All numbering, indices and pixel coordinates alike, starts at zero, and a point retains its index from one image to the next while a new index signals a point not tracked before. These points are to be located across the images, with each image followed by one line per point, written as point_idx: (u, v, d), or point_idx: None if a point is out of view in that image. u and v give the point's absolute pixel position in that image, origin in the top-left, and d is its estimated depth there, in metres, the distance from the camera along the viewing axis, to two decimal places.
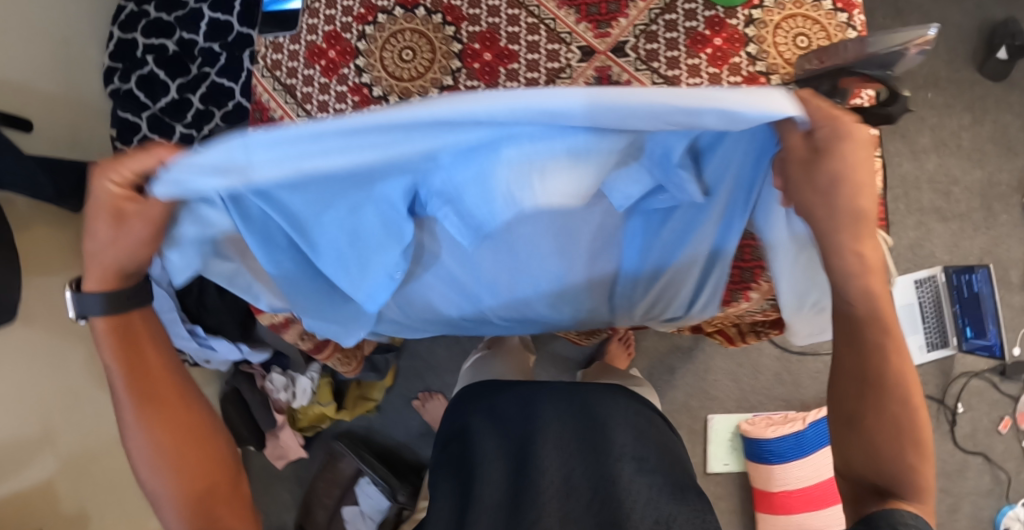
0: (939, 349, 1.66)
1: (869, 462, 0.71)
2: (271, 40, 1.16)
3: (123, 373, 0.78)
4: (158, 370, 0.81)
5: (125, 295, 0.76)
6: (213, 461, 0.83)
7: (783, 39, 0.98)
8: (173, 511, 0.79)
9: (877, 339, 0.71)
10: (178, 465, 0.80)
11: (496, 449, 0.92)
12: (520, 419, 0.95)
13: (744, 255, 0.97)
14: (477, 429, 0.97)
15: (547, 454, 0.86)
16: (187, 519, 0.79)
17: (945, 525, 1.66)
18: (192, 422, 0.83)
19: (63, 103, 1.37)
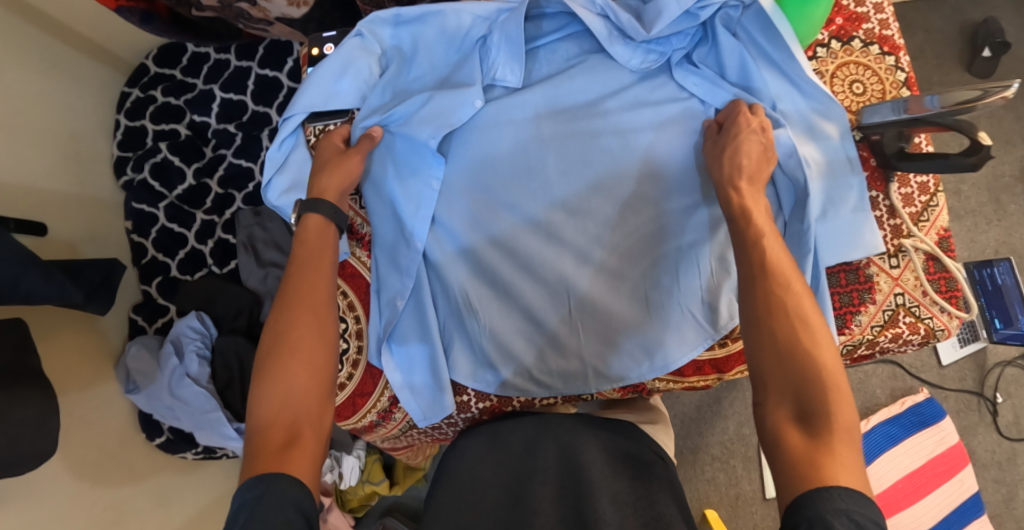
0: (971, 343, 1.70)
1: (791, 405, 0.65)
2: (321, 127, 0.95)
3: (302, 246, 0.83)
4: (312, 292, 0.80)
5: (327, 224, 0.85)
6: (316, 372, 0.75)
7: (841, 88, 0.90)
8: (260, 385, 0.73)
9: (792, 287, 0.69)
10: (290, 399, 0.72)
11: (492, 474, 0.84)
12: (519, 456, 0.85)
13: (839, 280, 0.87)
14: (474, 452, 0.88)
15: (545, 505, 0.74)
16: (266, 423, 0.71)
17: (1004, 515, 1.66)
18: (321, 308, 0.79)
19: (76, 204, 1.30)
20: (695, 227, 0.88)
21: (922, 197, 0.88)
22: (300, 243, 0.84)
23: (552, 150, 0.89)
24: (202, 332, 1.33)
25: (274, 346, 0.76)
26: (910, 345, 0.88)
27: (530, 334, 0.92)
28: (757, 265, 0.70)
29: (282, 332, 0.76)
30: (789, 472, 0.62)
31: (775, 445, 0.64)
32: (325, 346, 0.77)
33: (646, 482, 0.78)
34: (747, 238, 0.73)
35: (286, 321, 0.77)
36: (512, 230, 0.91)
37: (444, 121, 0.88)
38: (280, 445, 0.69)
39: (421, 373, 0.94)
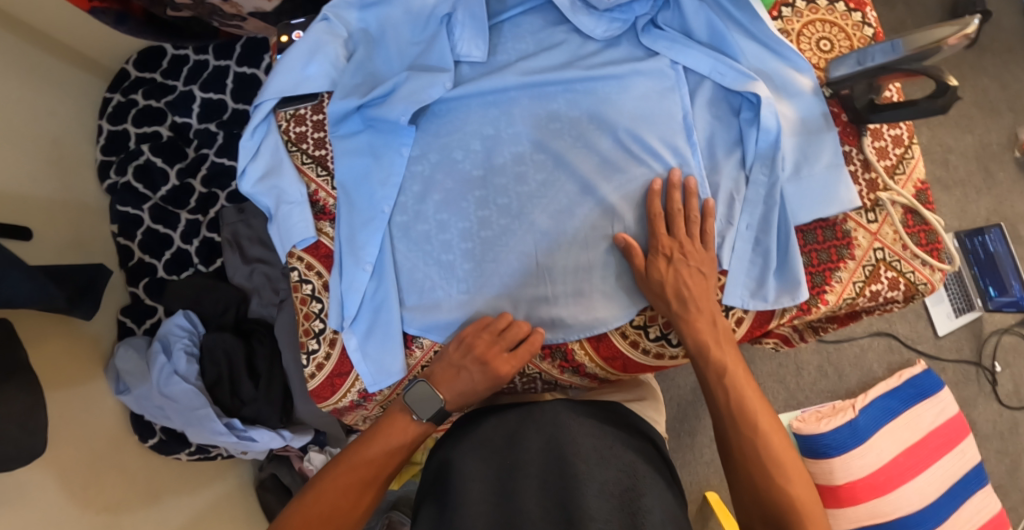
0: (968, 312, 1.69)
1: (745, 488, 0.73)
2: (291, 112, 0.95)
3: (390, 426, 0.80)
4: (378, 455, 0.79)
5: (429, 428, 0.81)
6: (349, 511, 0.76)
7: (808, 46, 0.88)
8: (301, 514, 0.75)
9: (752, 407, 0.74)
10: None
11: (477, 468, 0.77)
12: (504, 449, 0.79)
13: (815, 236, 0.84)
14: (457, 452, 0.81)
15: (531, 502, 0.71)
16: None
17: (1008, 486, 1.68)
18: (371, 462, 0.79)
19: (62, 208, 1.30)
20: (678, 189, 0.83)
21: (896, 149, 0.89)
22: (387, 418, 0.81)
23: (518, 115, 0.86)
24: (190, 329, 1.32)
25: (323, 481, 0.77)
26: (891, 302, 0.87)
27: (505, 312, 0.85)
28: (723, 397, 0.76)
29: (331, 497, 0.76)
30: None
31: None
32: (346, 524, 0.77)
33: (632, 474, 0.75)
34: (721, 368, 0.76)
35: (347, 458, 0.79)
36: (483, 198, 0.86)
37: (408, 97, 0.85)
38: None
39: (388, 356, 0.86)
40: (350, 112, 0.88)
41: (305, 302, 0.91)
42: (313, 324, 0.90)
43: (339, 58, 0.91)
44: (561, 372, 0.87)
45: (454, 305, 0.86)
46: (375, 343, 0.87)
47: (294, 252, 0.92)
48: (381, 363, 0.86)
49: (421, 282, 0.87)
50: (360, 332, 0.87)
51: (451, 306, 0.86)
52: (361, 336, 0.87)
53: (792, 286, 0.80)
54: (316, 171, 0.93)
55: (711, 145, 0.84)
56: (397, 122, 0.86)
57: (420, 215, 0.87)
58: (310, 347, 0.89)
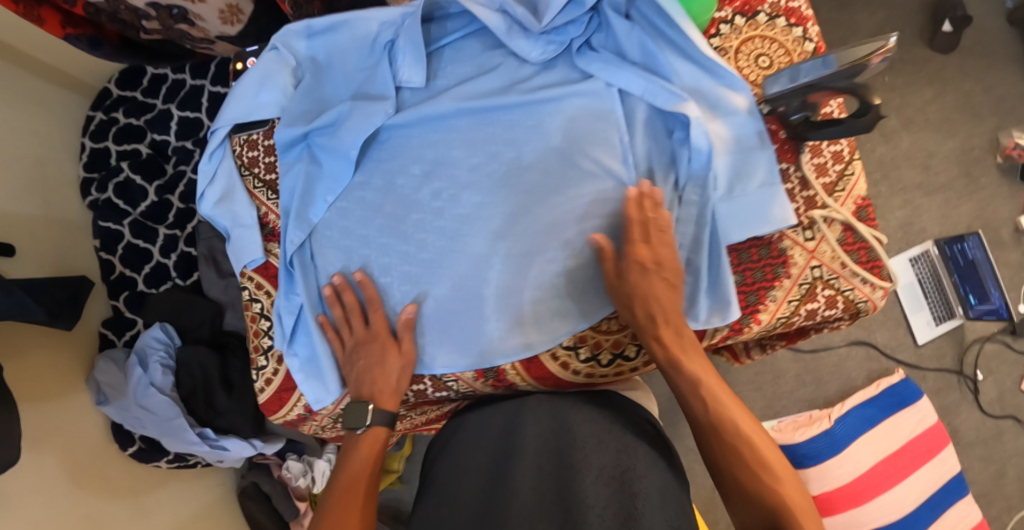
0: (949, 320, 1.67)
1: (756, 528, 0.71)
2: (245, 138, 0.98)
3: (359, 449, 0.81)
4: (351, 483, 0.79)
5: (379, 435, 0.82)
6: None
7: (745, 62, 0.89)
8: None
9: (739, 432, 0.74)
10: None
11: (471, 463, 0.80)
12: (499, 440, 0.80)
13: (751, 255, 0.85)
14: (455, 450, 0.83)
15: (523, 485, 0.72)
16: None
17: (992, 494, 1.66)
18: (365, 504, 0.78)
19: (45, 226, 1.34)
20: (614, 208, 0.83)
21: (836, 165, 0.88)
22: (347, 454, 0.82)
23: (455, 140, 0.88)
24: (166, 342, 1.35)
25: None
26: (829, 318, 0.87)
27: (437, 333, 0.87)
28: (704, 418, 0.75)
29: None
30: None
31: None
32: None
33: (630, 455, 0.74)
34: (705, 399, 0.75)
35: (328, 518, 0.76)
36: (419, 222, 0.88)
37: (353, 128, 0.88)
38: None
39: (327, 377, 0.89)
40: (296, 140, 0.92)
41: (255, 320, 0.95)
42: (262, 341, 0.93)
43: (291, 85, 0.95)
44: (496, 389, 0.89)
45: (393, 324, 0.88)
46: (317, 367, 0.89)
47: (246, 271, 0.96)
48: (321, 381, 0.89)
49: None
50: (301, 354, 0.90)
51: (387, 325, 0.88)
52: (302, 356, 0.90)
53: (716, 309, 0.81)
54: (266, 195, 0.97)
55: (646, 164, 0.84)
56: (344, 150, 0.89)
57: (361, 238, 0.90)
58: (260, 364, 0.93)
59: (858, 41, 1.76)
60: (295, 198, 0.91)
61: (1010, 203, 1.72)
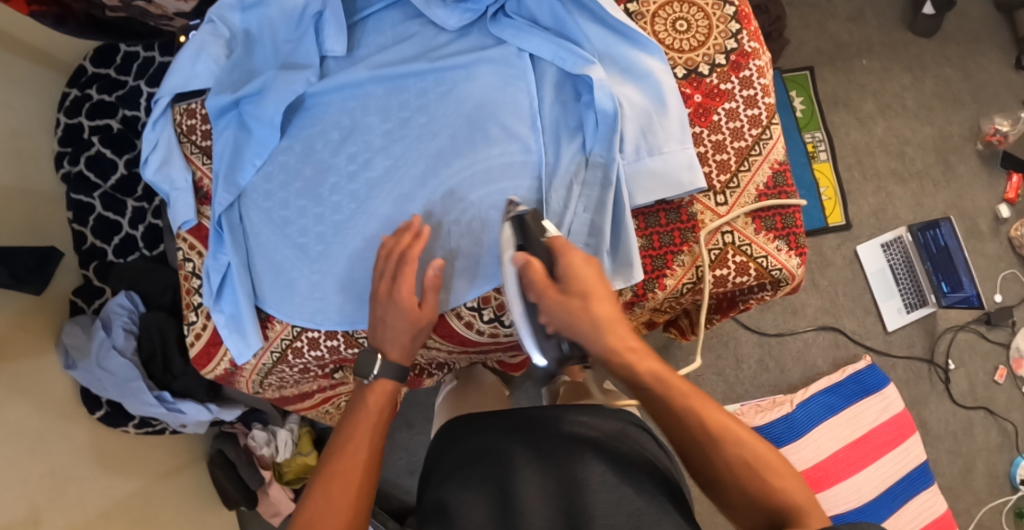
0: (920, 308, 1.64)
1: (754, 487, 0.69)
2: (186, 107, 1.01)
3: (371, 394, 0.81)
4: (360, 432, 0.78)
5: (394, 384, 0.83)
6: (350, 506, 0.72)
7: (663, 27, 0.89)
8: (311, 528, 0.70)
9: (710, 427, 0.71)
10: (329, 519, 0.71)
11: (477, 487, 0.79)
12: (496, 457, 0.81)
13: (659, 219, 0.85)
14: (455, 472, 0.82)
15: (532, 514, 0.74)
16: None
17: (960, 488, 1.62)
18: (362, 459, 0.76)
19: (18, 196, 1.38)
20: (521, 172, 0.85)
21: (753, 130, 0.88)
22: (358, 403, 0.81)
23: (374, 107, 0.90)
24: (131, 308, 1.41)
25: (317, 490, 0.73)
26: (739, 284, 0.88)
27: (352, 293, 0.89)
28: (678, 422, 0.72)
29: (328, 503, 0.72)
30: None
31: None
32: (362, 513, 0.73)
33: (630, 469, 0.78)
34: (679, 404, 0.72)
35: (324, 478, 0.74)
36: (337, 186, 0.90)
37: (276, 95, 0.90)
38: None
39: (249, 334, 0.91)
40: (227, 108, 0.93)
41: (188, 278, 0.98)
42: (193, 298, 0.96)
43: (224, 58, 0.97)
44: None
45: (308, 285, 0.90)
46: (240, 326, 0.92)
47: (181, 233, 0.99)
48: (243, 336, 0.92)
49: (285, 264, 0.91)
50: (227, 310, 0.93)
51: (305, 283, 0.90)
52: (226, 314, 0.93)
53: (622, 264, 0.82)
54: (201, 158, 1.00)
55: (554, 129, 0.85)
56: (270, 118, 0.91)
57: (282, 202, 0.92)
58: (190, 319, 0.96)
59: (836, 25, 1.74)
60: (223, 161, 0.93)
61: (988, 192, 1.68)
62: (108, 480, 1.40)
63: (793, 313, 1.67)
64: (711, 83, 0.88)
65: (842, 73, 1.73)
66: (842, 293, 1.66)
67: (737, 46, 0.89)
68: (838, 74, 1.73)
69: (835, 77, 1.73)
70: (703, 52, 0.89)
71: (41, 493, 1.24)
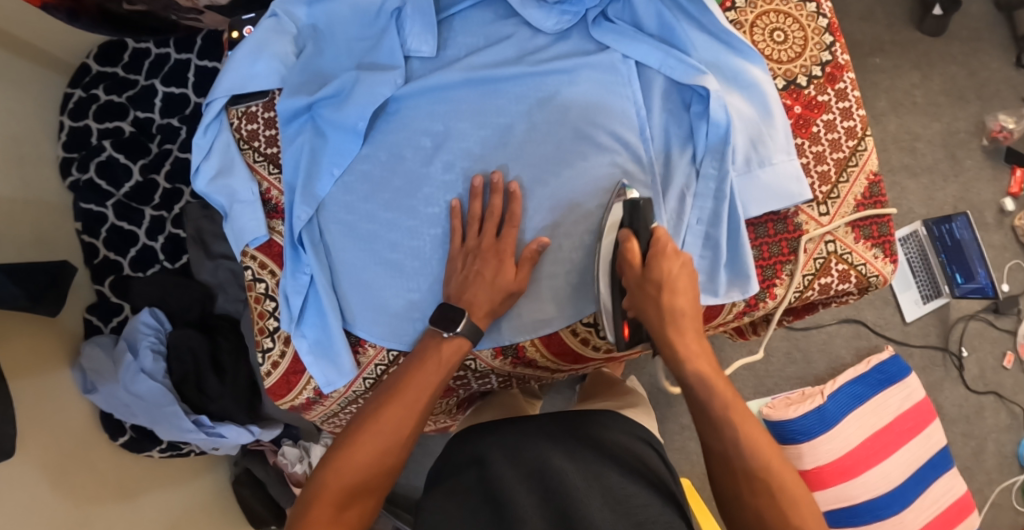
0: (933, 299, 1.70)
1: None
2: (243, 109, 0.94)
3: (435, 350, 0.77)
4: (413, 384, 0.75)
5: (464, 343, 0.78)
6: (375, 462, 0.70)
7: (762, 37, 0.88)
8: (329, 475, 0.69)
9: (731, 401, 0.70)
10: (350, 468, 0.69)
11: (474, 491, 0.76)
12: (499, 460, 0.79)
13: (767, 229, 0.85)
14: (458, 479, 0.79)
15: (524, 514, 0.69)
16: (336, 496, 0.67)
17: (974, 467, 1.71)
18: (405, 410, 0.73)
19: (24, 208, 1.27)
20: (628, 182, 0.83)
21: (849, 141, 0.88)
22: (419, 357, 0.77)
23: (468, 113, 0.85)
24: (157, 327, 1.31)
25: (348, 437, 0.71)
26: (837, 293, 0.89)
27: None
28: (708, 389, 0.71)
29: (353, 454, 0.70)
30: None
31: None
32: (387, 471, 0.71)
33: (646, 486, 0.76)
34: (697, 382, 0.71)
35: (361, 417, 0.73)
36: (430, 198, 0.86)
37: (361, 100, 0.84)
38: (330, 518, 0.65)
39: (338, 357, 0.86)
40: (300, 112, 0.87)
41: (259, 300, 0.91)
42: (267, 322, 0.89)
43: (291, 57, 0.90)
44: (514, 367, 0.87)
45: (402, 303, 0.85)
46: (326, 349, 0.86)
47: (248, 250, 0.92)
48: (332, 362, 0.86)
49: (374, 282, 0.86)
50: (310, 335, 0.87)
51: (399, 302, 0.86)
52: (307, 336, 0.87)
53: (737, 279, 0.82)
54: (266, 167, 0.93)
55: (662, 137, 0.84)
56: (354, 126, 0.85)
57: (366, 216, 0.87)
58: (265, 345, 0.89)
59: (849, 24, 1.78)
60: (299, 172, 0.87)
61: (993, 185, 1.76)
62: (138, 513, 1.30)
63: None
64: (809, 94, 0.88)
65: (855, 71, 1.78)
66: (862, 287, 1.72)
67: (831, 58, 0.89)
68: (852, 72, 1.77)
69: None
70: (801, 63, 0.88)
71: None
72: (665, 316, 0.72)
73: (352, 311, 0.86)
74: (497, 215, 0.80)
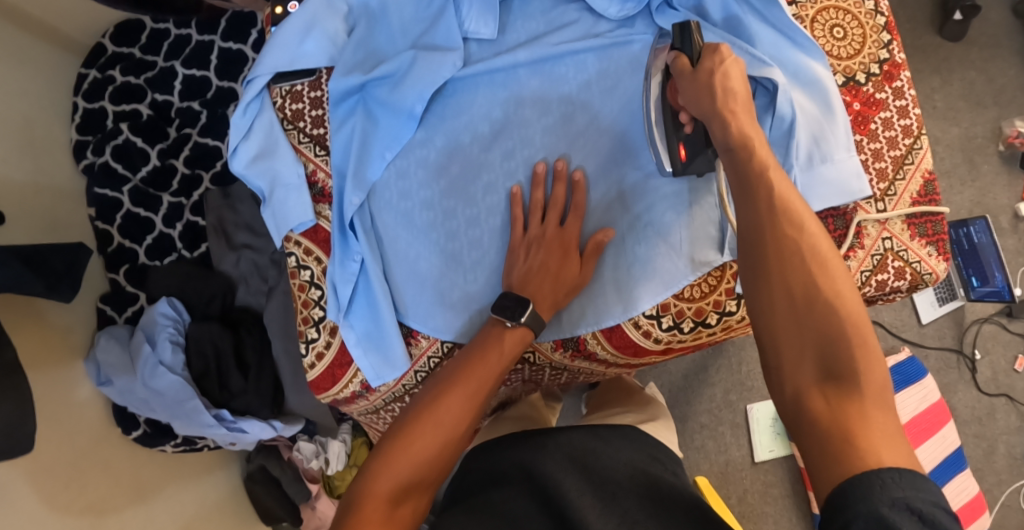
0: (950, 302, 1.73)
1: (812, 364, 0.58)
2: (288, 88, 0.92)
3: (499, 341, 0.75)
4: (474, 377, 0.72)
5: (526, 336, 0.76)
6: (432, 453, 0.68)
7: (822, 32, 0.87)
8: (387, 467, 0.66)
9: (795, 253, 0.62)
10: (409, 461, 0.67)
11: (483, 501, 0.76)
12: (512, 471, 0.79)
13: (826, 225, 0.84)
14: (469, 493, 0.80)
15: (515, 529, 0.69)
16: (393, 488, 0.65)
17: (985, 469, 1.73)
18: (466, 403, 0.71)
19: (36, 193, 1.22)
20: None
21: (906, 139, 0.87)
22: (480, 348, 0.74)
23: (527, 99, 0.84)
24: (175, 317, 1.27)
25: (405, 426, 0.69)
26: (890, 292, 0.88)
27: None
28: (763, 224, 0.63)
29: (411, 443, 0.67)
30: (815, 465, 0.54)
31: (795, 413, 0.58)
32: (442, 464, 0.69)
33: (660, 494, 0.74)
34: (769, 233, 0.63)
35: (418, 407, 0.70)
36: (487, 184, 0.84)
37: (418, 82, 0.83)
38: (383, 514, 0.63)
39: (389, 348, 0.83)
40: (351, 92, 0.86)
41: (303, 288, 0.88)
42: (312, 312, 0.86)
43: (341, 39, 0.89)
44: (573, 360, 0.86)
45: (458, 294, 0.83)
46: (378, 341, 0.84)
47: (291, 235, 0.89)
48: (383, 354, 0.84)
49: (429, 271, 0.84)
50: (358, 326, 0.84)
51: (453, 294, 0.83)
52: (357, 326, 0.84)
53: None
54: (311, 149, 0.90)
55: None
56: (410, 109, 0.84)
57: (420, 203, 0.85)
58: (310, 336, 0.86)
59: None
60: (350, 156, 0.85)
61: (1009, 190, 1.78)
62: (150, 514, 1.26)
63: None
64: (868, 92, 0.86)
65: None
66: None
67: (890, 56, 0.87)
68: None
69: None
70: (859, 60, 0.87)
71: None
72: (718, 91, 0.68)
73: (403, 301, 0.84)
74: (562, 204, 0.79)
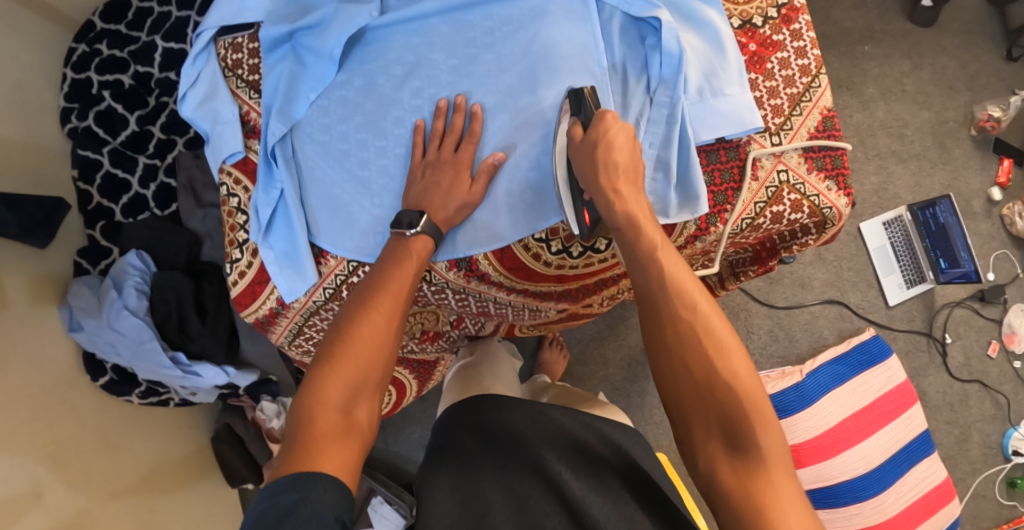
0: (919, 284, 1.71)
1: (719, 437, 0.67)
2: (231, 40, 0.97)
3: (410, 254, 0.81)
4: (394, 287, 0.77)
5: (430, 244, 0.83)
6: (367, 361, 0.72)
7: None
8: (330, 381, 0.70)
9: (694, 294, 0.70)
10: (350, 373, 0.71)
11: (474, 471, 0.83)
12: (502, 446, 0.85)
13: (718, 157, 0.88)
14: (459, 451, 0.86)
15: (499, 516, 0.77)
16: (342, 395, 0.69)
17: (957, 456, 1.69)
18: (390, 312, 0.76)
19: (22, 151, 1.31)
20: None
21: (803, 78, 0.91)
22: (396, 258, 0.80)
23: (439, 43, 0.89)
24: (142, 269, 1.35)
25: (338, 340, 0.73)
26: (789, 225, 0.91)
27: None
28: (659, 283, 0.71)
29: (348, 355, 0.72)
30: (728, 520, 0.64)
31: (694, 462, 0.68)
32: (381, 367, 0.73)
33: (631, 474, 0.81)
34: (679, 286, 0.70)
35: (350, 320, 0.74)
36: (399, 121, 0.89)
37: (338, 27, 0.88)
38: (340, 430, 0.67)
39: (303, 266, 0.91)
40: (282, 40, 0.92)
41: (232, 215, 0.96)
42: (237, 234, 0.94)
43: None
44: (466, 280, 0.93)
45: (368, 219, 0.90)
46: (293, 261, 0.92)
47: (225, 168, 0.96)
48: (297, 272, 0.92)
49: (342, 199, 0.90)
50: (276, 247, 0.92)
51: (362, 220, 0.90)
52: (276, 249, 0.92)
53: (685, 200, 0.85)
54: (247, 93, 0.97)
55: (622, 69, 0.86)
56: (329, 53, 0.88)
57: (338, 139, 0.91)
58: (234, 257, 0.94)
59: (840, 11, 1.79)
60: (277, 96, 0.91)
61: (981, 174, 1.77)
62: (115, 457, 1.31)
63: (803, 288, 1.70)
64: (764, 34, 0.90)
65: (846, 58, 1.78)
66: (847, 269, 1.72)
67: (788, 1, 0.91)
68: (843, 58, 1.78)
69: (840, 61, 1.78)
70: (756, 4, 0.90)
71: (46, 460, 1.15)
72: (600, 168, 0.74)
73: (318, 226, 0.91)
74: (458, 132, 0.85)
